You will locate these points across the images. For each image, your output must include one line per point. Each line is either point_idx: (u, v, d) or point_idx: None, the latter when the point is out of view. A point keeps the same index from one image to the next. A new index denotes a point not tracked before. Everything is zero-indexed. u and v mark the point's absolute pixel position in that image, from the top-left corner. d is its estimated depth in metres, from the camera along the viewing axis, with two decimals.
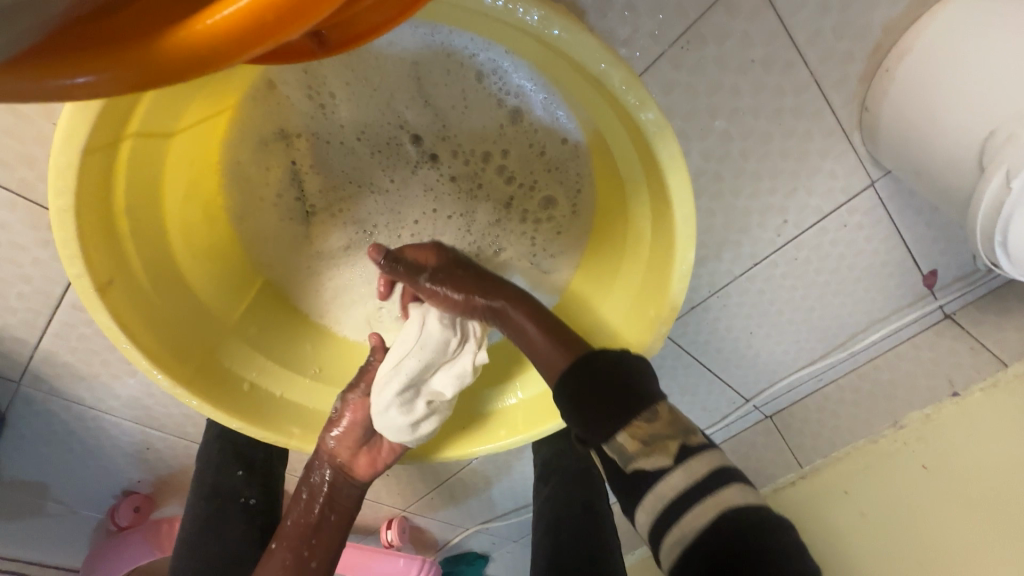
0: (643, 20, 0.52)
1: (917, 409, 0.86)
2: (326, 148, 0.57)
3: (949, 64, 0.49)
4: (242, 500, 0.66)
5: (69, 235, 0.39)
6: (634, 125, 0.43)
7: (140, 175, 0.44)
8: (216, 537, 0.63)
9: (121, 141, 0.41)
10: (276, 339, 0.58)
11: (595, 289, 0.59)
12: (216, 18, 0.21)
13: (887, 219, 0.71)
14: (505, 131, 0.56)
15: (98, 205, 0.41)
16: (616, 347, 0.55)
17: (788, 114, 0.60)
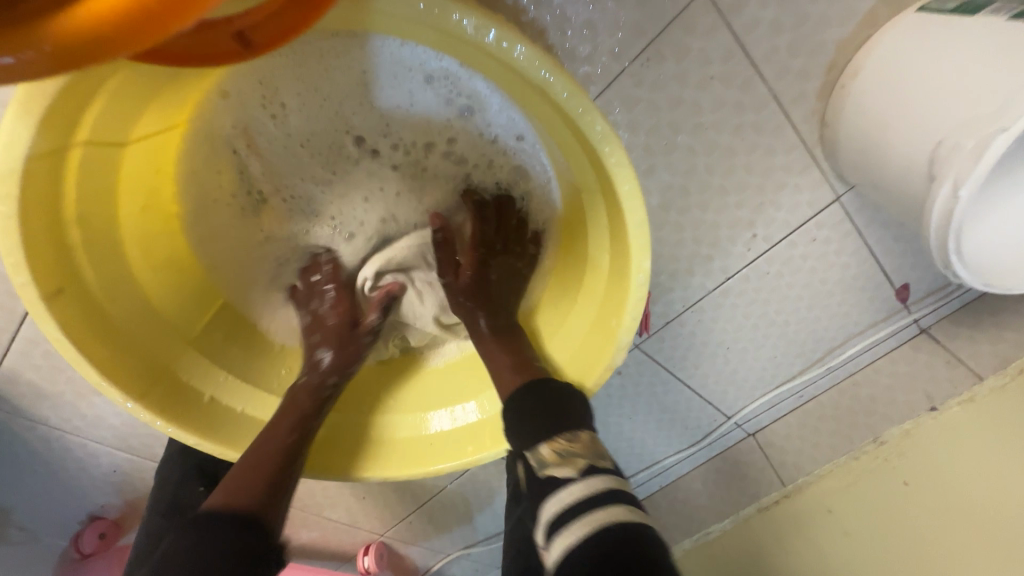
0: (602, 37, 0.54)
1: (897, 425, 0.86)
2: (272, 150, 0.57)
3: (898, 79, 0.51)
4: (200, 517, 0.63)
5: (14, 241, 0.39)
6: (583, 134, 0.43)
7: (95, 183, 0.45)
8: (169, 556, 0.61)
9: (69, 150, 0.41)
10: (240, 354, 0.57)
11: (569, 287, 0.59)
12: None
13: (854, 233, 0.72)
14: (456, 132, 0.57)
15: (47, 211, 0.41)
16: (587, 354, 0.54)
17: (750, 130, 0.61)
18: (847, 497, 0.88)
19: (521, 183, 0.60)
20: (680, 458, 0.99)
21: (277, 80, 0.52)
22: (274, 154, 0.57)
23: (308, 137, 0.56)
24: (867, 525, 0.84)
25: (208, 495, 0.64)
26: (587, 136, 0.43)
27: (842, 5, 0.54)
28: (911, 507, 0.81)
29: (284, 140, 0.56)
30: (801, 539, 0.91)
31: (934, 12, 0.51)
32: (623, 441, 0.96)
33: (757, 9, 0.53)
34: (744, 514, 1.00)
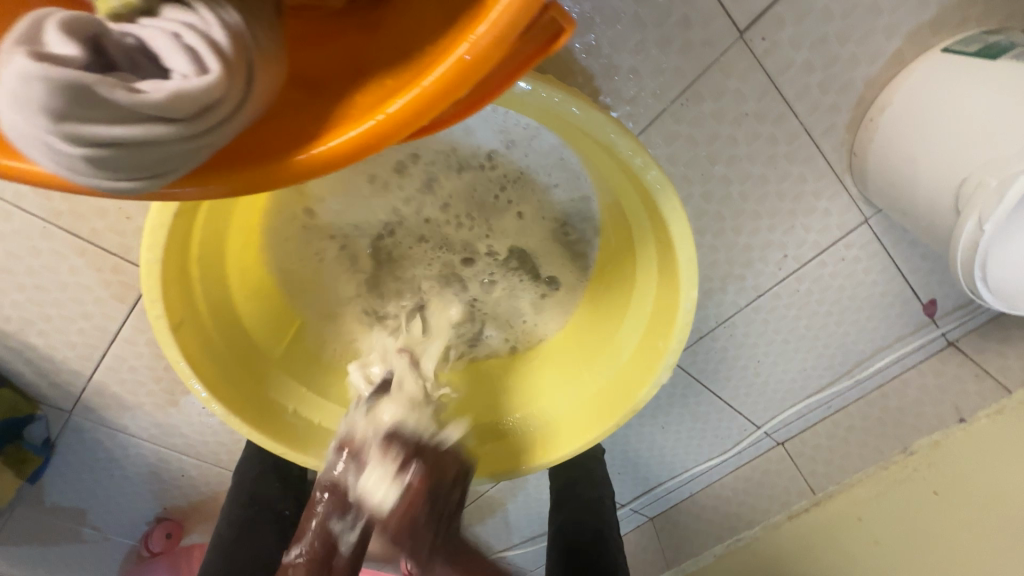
0: (646, 81, 0.58)
1: (925, 435, 0.88)
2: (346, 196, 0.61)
3: (924, 117, 0.55)
4: (277, 510, 0.68)
5: (153, 284, 0.45)
6: (641, 183, 0.48)
7: (212, 232, 0.51)
8: (251, 543, 0.64)
9: (203, 204, 0.46)
10: (318, 373, 0.63)
11: (599, 331, 0.64)
12: (330, 144, 0.28)
13: (882, 253, 0.75)
14: (514, 187, 0.62)
15: (179, 258, 0.47)
16: (633, 370, 0.58)
17: (782, 159, 0.65)
18: (876, 505, 0.89)
19: (570, 236, 0.65)
20: (710, 465, 1.03)
21: None
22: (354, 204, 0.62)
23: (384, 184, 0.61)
24: (896, 533, 0.85)
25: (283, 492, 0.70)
26: (644, 185, 0.48)
27: (871, 46, 0.58)
28: (938, 517, 0.81)
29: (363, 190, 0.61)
30: (832, 547, 0.91)
31: (957, 53, 0.54)
32: (655, 449, 1.00)
33: (791, 52, 0.58)
34: (772, 521, 1.01)
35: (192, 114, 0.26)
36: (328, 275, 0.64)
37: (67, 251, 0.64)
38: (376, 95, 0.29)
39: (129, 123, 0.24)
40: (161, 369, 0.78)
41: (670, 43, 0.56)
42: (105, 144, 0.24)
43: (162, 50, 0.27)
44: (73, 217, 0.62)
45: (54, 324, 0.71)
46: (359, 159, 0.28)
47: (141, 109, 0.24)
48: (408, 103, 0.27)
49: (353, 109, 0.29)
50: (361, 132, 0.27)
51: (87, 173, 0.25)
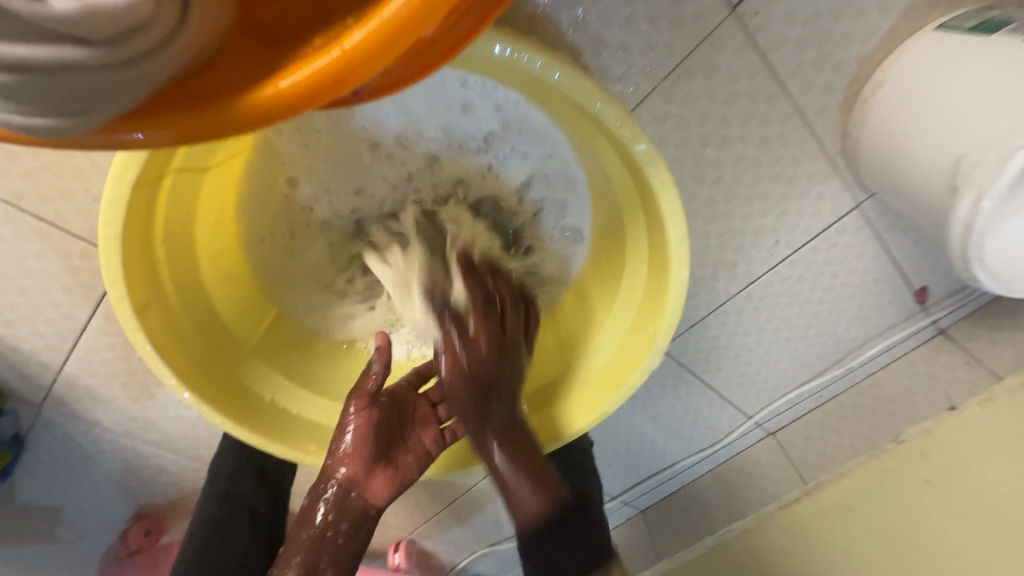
0: (636, 58, 0.57)
1: (916, 424, 0.86)
2: (319, 180, 0.57)
3: (921, 94, 0.53)
4: (252, 507, 0.65)
5: (114, 261, 0.43)
6: (629, 157, 0.46)
7: (178, 208, 0.48)
8: (224, 540, 0.62)
9: (163, 176, 0.44)
10: (297, 360, 0.61)
11: (583, 328, 0.62)
12: (285, 84, 0.27)
13: (874, 239, 0.74)
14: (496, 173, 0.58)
15: (142, 235, 0.45)
16: (636, 338, 0.55)
17: (775, 141, 0.64)
18: (868, 494, 0.85)
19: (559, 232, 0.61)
20: (701, 456, 1.02)
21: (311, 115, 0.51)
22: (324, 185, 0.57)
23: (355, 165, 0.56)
24: (892, 523, 0.82)
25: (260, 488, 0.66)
26: (632, 158, 0.46)
27: (865, 23, 0.56)
28: (935, 507, 0.79)
29: (333, 171, 0.56)
30: (826, 539, 0.87)
31: (953, 30, 0.53)
32: (646, 440, 0.99)
33: (784, 29, 0.56)
34: (760, 512, 0.97)
35: (122, 41, 0.24)
36: (302, 260, 0.61)
37: (31, 235, 0.61)
38: (333, 33, 0.28)
39: (52, 47, 0.23)
40: (135, 361, 0.75)
41: (660, 18, 0.55)
42: (27, 72, 0.23)
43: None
44: (36, 198, 0.59)
45: (19, 313, 0.67)
46: (315, 103, 0.27)
47: (54, 27, 0.22)
48: (364, 39, 0.25)
49: (309, 49, 0.28)
50: (314, 71, 0.26)
51: (19, 109, 0.24)
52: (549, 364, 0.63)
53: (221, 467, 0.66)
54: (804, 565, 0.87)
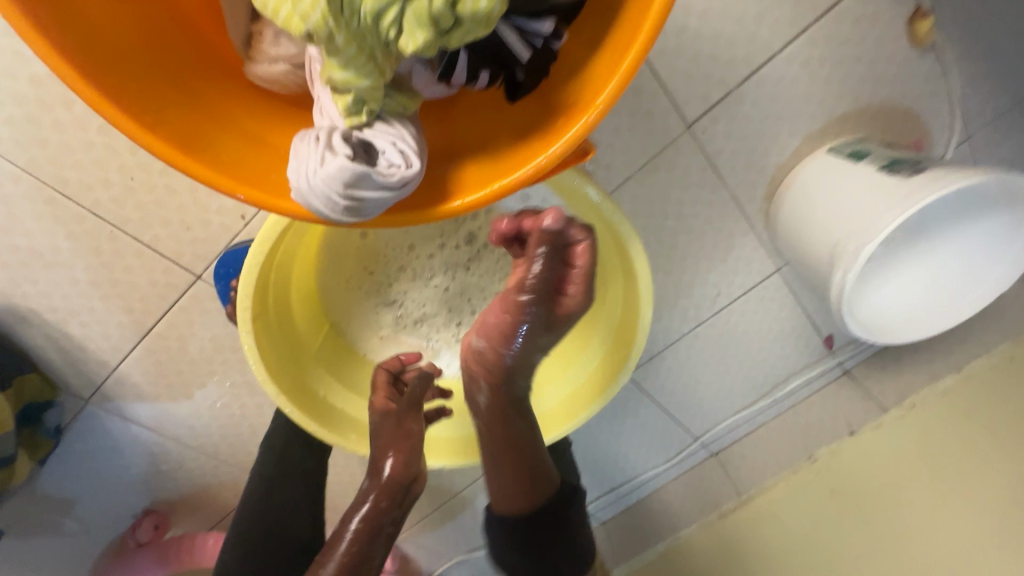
0: (619, 153, 0.77)
1: (825, 446, 1.09)
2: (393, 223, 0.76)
3: (816, 197, 0.75)
4: (303, 469, 0.78)
5: (250, 283, 0.57)
6: (615, 233, 0.66)
7: (290, 245, 0.63)
8: (281, 494, 0.76)
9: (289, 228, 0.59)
10: (340, 366, 0.76)
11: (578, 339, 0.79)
12: (465, 199, 0.38)
13: (791, 295, 0.96)
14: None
15: (267, 265, 0.60)
16: (623, 334, 0.72)
17: (717, 219, 0.85)
18: (786, 502, 1.08)
19: None
20: (656, 472, 1.18)
21: None
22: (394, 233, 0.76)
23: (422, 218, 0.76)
24: (803, 527, 1.04)
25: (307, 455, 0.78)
26: (618, 234, 0.65)
27: (779, 142, 0.79)
28: (836, 509, 1.02)
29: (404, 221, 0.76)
30: (755, 539, 1.09)
31: (836, 154, 0.76)
32: (610, 455, 1.16)
33: (723, 142, 0.78)
34: (706, 520, 1.17)
35: (403, 188, 0.37)
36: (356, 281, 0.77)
37: (126, 253, 0.75)
38: (496, 166, 0.39)
39: (376, 192, 0.36)
40: (184, 363, 0.87)
41: (637, 129, 0.76)
42: (352, 203, 0.36)
43: (382, 148, 0.38)
44: (139, 224, 0.73)
45: (96, 316, 0.79)
46: (480, 206, 0.38)
47: (377, 182, 0.36)
48: (502, 185, 0.37)
49: (477, 176, 0.39)
50: (486, 192, 0.37)
51: (329, 216, 0.36)
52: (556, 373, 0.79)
53: (270, 446, 0.77)
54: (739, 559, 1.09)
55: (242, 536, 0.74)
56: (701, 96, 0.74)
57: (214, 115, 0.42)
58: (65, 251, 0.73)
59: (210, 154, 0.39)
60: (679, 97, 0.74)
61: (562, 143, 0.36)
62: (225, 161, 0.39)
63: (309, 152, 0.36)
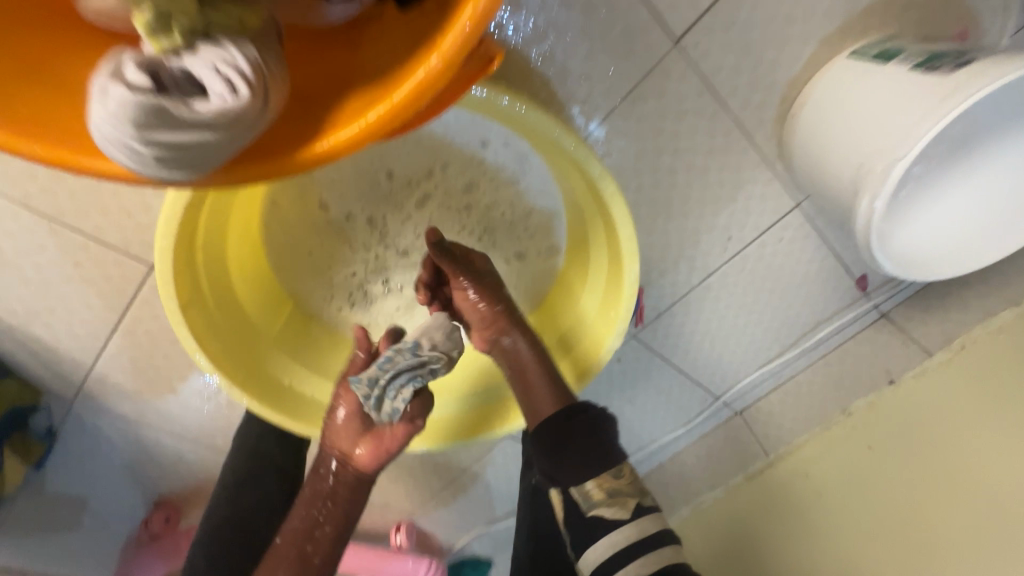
0: (596, 83, 0.66)
1: (862, 398, 1.01)
2: (354, 185, 0.66)
3: (836, 110, 0.63)
4: (276, 463, 0.75)
5: (165, 268, 0.51)
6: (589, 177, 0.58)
7: (215, 221, 0.57)
8: (254, 490, 0.73)
9: (205, 199, 0.52)
10: (309, 351, 0.69)
11: (567, 297, 0.71)
12: (330, 141, 0.33)
13: (815, 233, 0.85)
14: (490, 200, 0.69)
15: (186, 245, 0.53)
16: (612, 293, 0.64)
17: (720, 151, 0.74)
18: (820, 463, 1.00)
19: (541, 242, 0.71)
20: (675, 436, 1.11)
21: None
22: (340, 206, 0.67)
23: (367, 181, 0.66)
24: (839, 487, 0.96)
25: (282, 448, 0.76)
26: (591, 178, 0.57)
27: (789, 51, 0.66)
28: (878, 467, 0.92)
29: (350, 193, 0.66)
30: (784, 502, 1.02)
31: (860, 58, 0.63)
32: (624, 421, 1.08)
33: (721, 57, 0.66)
34: (733, 483, 1.11)
35: (233, 125, 0.31)
36: (317, 257, 0.69)
37: (70, 246, 0.70)
38: (366, 99, 0.34)
39: (191, 132, 0.30)
40: (160, 357, 0.83)
41: (614, 51, 0.65)
42: (165, 147, 0.30)
43: (204, 79, 0.32)
44: (76, 214, 0.68)
45: (57, 315, 0.76)
46: (348, 151, 0.33)
47: (195, 120, 0.30)
48: (383, 110, 0.31)
49: (345, 112, 0.34)
50: (359, 129, 0.32)
51: (148, 170, 0.31)
52: (551, 333, 0.72)
53: (245, 437, 0.76)
54: (768, 529, 1.02)
55: (218, 535, 0.70)
56: (688, 3, 0.62)
57: (32, 71, 0.38)
58: (10, 249, 0.69)
59: (5, 107, 0.36)
60: (661, 7, 0.62)
61: (442, 53, 0.31)
62: (52, 123, 0.37)
63: (98, 87, 0.30)
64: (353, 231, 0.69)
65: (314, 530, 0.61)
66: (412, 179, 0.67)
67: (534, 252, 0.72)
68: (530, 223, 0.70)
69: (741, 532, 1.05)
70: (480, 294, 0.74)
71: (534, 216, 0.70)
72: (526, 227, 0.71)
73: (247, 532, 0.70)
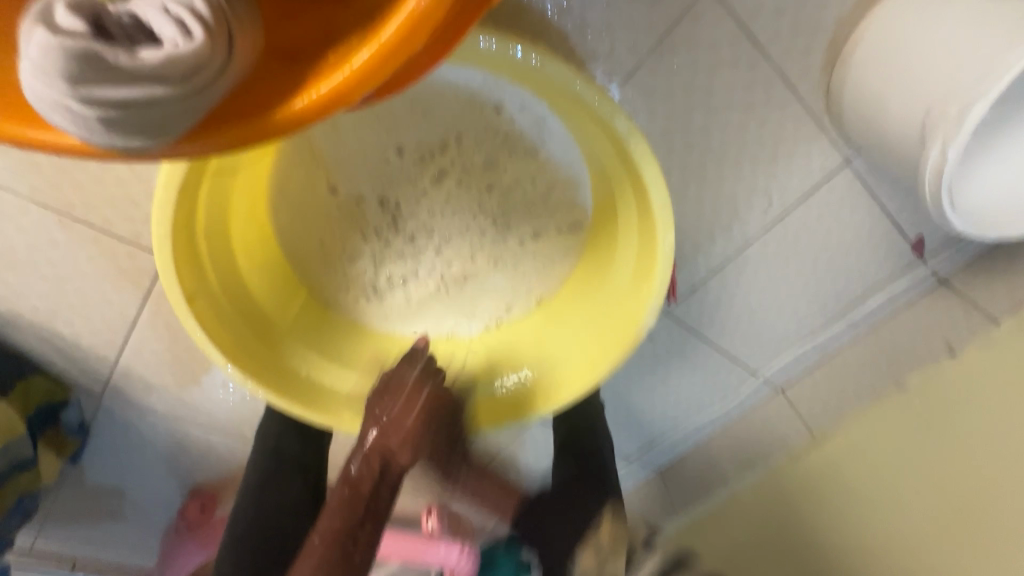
0: (619, 36, 0.61)
1: (918, 370, 0.92)
2: (360, 167, 0.61)
3: (895, 48, 0.56)
4: (296, 462, 0.74)
5: (166, 254, 0.49)
6: (615, 137, 0.53)
7: (213, 204, 0.54)
8: (276, 491, 0.71)
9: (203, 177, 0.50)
10: (325, 339, 0.67)
11: (597, 277, 0.66)
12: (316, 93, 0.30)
13: (866, 193, 0.77)
14: (510, 173, 0.63)
15: (185, 230, 0.51)
16: (646, 265, 0.59)
17: (760, 106, 0.67)
18: (868, 435, 0.95)
19: (567, 215, 0.66)
20: (709, 420, 1.06)
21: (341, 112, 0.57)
22: (349, 188, 0.62)
23: (376, 161, 0.61)
24: (885, 458, 0.92)
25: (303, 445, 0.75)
26: (617, 137, 0.53)
27: None
28: (928, 440, 0.88)
29: (359, 174, 0.61)
30: (831, 480, 0.97)
31: None
32: (658, 401, 1.03)
33: None
34: (773, 463, 1.05)
35: (190, 76, 0.28)
36: (328, 246, 0.65)
37: (81, 240, 0.69)
38: (350, 44, 0.31)
39: (139, 87, 0.27)
40: (182, 350, 0.82)
41: None
42: (116, 105, 0.27)
43: (156, 25, 0.29)
44: (84, 207, 0.66)
45: (77, 311, 0.75)
46: (336, 108, 0.30)
47: (141, 71, 0.27)
48: (376, 48, 0.29)
49: (329, 61, 0.31)
50: (346, 77, 0.30)
51: (101, 133, 0.28)
52: (581, 314, 0.67)
53: (266, 433, 0.75)
54: (812, 506, 0.98)
55: (238, 538, 0.69)
56: None
57: None
58: (22, 246, 0.68)
59: None
60: None
61: None
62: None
63: (28, 35, 0.27)
64: (365, 215, 0.64)
65: (356, 531, 0.60)
66: (423, 154, 0.61)
67: (558, 229, 0.67)
68: (553, 195, 0.65)
69: (784, 513, 1.01)
70: (504, 277, 0.69)
71: (553, 189, 0.64)
72: (549, 201, 0.65)
73: (271, 533, 0.69)
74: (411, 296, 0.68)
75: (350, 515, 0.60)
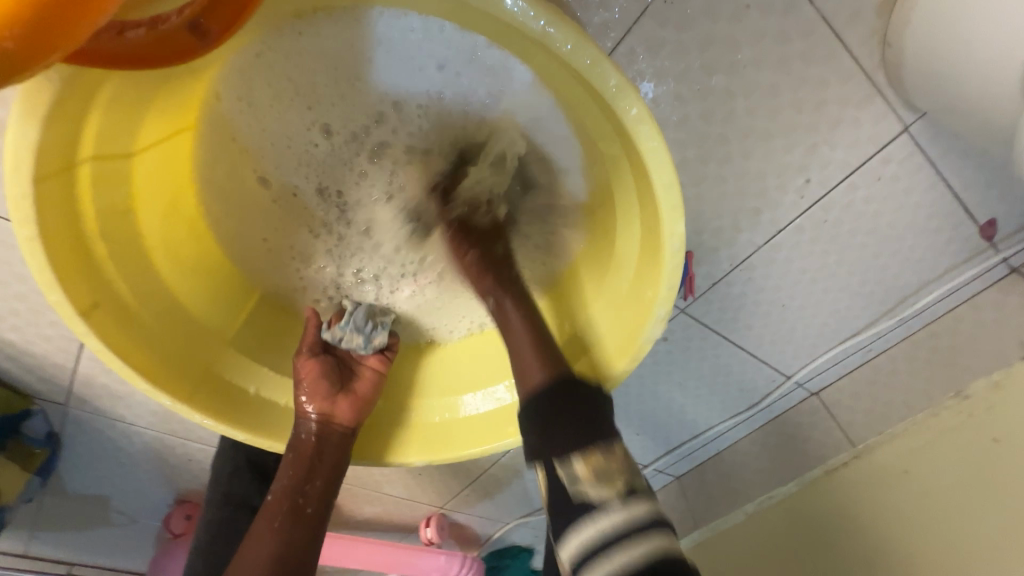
0: None
1: (985, 376, 0.75)
2: (287, 150, 0.57)
3: None
4: (252, 505, 0.66)
5: (40, 266, 0.41)
6: (613, 111, 0.43)
7: (110, 201, 0.46)
8: (229, 539, 0.64)
9: (77, 165, 0.42)
10: (278, 350, 0.60)
11: (592, 279, 0.58)
12: None
13: (927, 166, 0.64)
14: (459, 142, 0.57)
15: (70, 236, 0.43)
16: (647, 269, 0.50)
17: (797, 61, 0.55)
18: (923, 457, 0.78)
19: (543, 190, 0.59)
20: (727, 426, 0.97)
21: (253, 85, 0.52)
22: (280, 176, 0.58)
23: (305, 144, 0.57)
24: (946, 485, 0.74)
25: (259, 486, 0.67)
26: (609, 105, 0.42)
27: None
28: (996, 466, 0.69)
29: (287, 160, 0.58)
30: (875, 503, 0.81)
31: None
32: (674, 407, 0.92)
33: None
34: (808, 477, 0.93)
35: None
36: (273, 238, 0.60)
37: (16, 241, 0.62)
38: None
39: None
40: None
41: None
42: None
43: None
44: (11, 204, 0.59)
45: (24, 317, 0.69)
46: None
47: None
48: None
49: None
50: None
51: None
52: (570, 315, 0.60)
53: (219, 470, 0.68)
54: (852, 534, 0.83)
55: None
56: None
57: None
58: None
59: None
60: None
61: None
62: None
63: None
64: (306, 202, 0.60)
65: (303, 487, 0.55)
66: (357, 130, 0.56)
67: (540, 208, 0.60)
68: (522, 168, 0.58)
69: (818, 535, 0.88)
70: None
71: (525, 161, 0.57)
72: (517, 175, 0.59)
73: None
74: (384, 295, 0.64)
75: (298, 468, 0.55)
